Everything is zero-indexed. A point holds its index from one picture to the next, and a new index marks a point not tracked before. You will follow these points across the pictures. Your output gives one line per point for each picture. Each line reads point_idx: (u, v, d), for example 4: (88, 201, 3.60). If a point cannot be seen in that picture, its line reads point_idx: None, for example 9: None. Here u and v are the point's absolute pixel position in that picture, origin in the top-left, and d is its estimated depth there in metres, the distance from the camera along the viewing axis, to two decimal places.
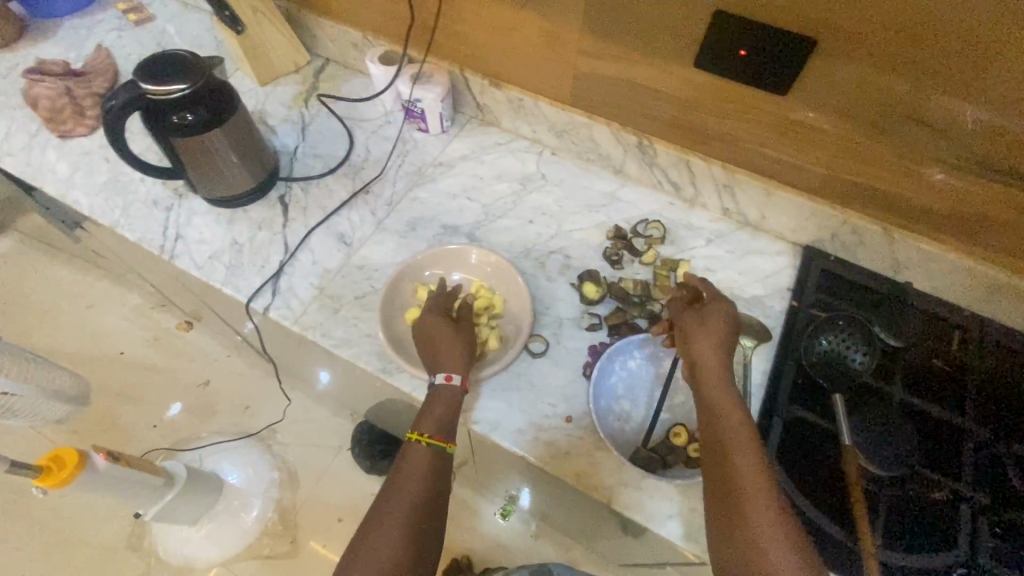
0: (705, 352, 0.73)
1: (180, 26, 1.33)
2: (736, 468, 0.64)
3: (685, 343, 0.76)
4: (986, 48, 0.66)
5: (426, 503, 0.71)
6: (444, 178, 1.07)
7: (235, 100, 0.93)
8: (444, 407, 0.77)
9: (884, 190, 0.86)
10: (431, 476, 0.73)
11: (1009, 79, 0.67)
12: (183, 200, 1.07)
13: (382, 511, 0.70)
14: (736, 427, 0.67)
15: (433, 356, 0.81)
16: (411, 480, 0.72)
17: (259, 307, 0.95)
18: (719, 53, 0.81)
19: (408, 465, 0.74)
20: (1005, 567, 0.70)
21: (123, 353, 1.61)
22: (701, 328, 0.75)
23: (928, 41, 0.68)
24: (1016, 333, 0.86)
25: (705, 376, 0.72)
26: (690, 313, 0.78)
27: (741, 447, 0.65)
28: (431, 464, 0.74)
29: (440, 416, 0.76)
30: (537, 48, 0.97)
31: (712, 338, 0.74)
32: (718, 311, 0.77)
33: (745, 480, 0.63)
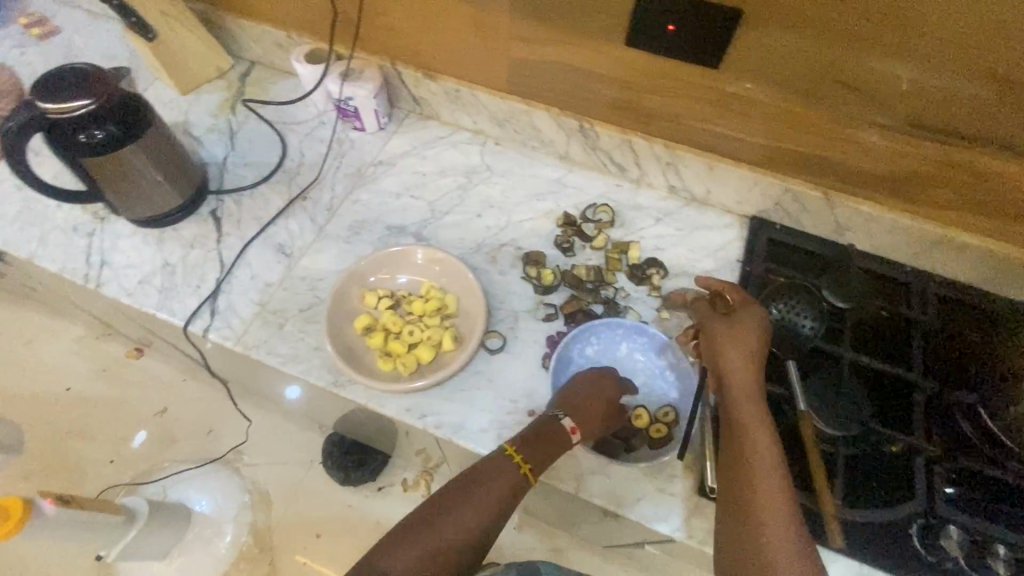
0: (733, 361, 0.72)
1: (89, 37, 1.24)
2: (754, 484, 0.64)
3: (710, 351, 0.75)
4: (916, 10, 0.66)
5: (491, 521, 0.71)
6: (385, 177, 1.04)
7: (150, 114, 0.88)
8: (553, 446, 0.75)
9: (824, 156, 0.87)
10: (503, 497, 0.72)
11: (940, 38, 0.68)
12: (105, 224, 1.01)
13: (447, 512, 0.71)
14: (758, 439, 0.66)
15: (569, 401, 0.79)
16: (488, 496, 0.72)
17: (198, 329, 0.90)
18: (649, 30, 0.80)
19: (495, 475, 0.73)
20: (960, 512, 0.72)
21: (65, 389, 1.52)
22: (731, 336, 0.73)
23: (860, 6, 0.68)
24: (953, 285, 0.89)
25: (731, 384, 0.71)
26: (718, 320, 0.76)
27: (760, 461, 0.65)
28: (512, 486, 0.73)
29: (546, 448, 0.75)
30: (467, 36, 0.94)
31: (742, 346, 0.72)
32: (749, 319, 0.74)
33: (761, 495, 0.63)
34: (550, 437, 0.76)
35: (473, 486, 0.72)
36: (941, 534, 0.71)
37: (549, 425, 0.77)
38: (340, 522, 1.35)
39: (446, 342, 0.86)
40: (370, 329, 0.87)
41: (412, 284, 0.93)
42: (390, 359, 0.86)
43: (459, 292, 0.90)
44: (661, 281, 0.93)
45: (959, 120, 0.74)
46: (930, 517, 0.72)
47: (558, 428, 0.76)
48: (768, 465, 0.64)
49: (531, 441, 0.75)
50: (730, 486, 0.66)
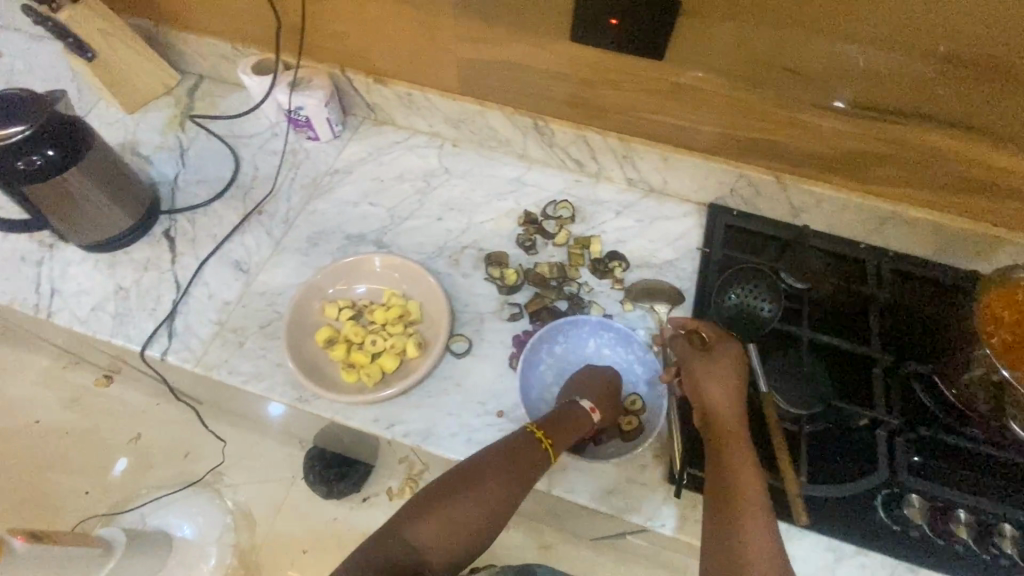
0: (719, 401, 0.73)
1: (28, 59, 1.20)
2: (745, 528, 0.63)
3: (694, 390, 0.75)
4: None
5: (510, 499, 0.71)
6: (342, 185, 1.02)
7: (92, 137, 0.86)
8: (576, 428, 0.76)
9: (775, 141, 0.88)
10: (523, 476, 0.71)
11: (878, 21, 0.69)
12: (54, 250, 0.98)
13: (466, 489, 0.70)
14: (747, 481, 0.67)
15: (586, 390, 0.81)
16: (508, 475, 0.71)
17: (156, 353, 0.89)
18: (592, 25, 0.80)
19: (516, 453, 0.72)
20: (922, 480, 0.73)
21: (31, 423, 1.47)
22: (714, 376, 0.75)
23: None
24: (905, 258, 0.91)
25: (716, 424, 0.72)
26: (699, 359, 0.77)
27: (750, 504, 0.65)
28: (532, 465, 0.71)
29: (568, 428, 0.75)
30: (413, 39, 0.94)
31: (726, 385, 0.74)
32: (729, 356, 0.76)
33: (751, 540, 0.63)
34: (573, 419, 0.76)
35: (492, 465, 0.71)
36: (904, 502, 0.72)
37: (572, 407, 0.77)
38: (325, 536, 1.34)
39: (410, 348, 0.85)
40: (332, 340, 0.87)
41: (373, 292, 0.92)
42: (354, 370, 0.85)
43: (422, 298, 0.90)
44: (623, 274, 0.94)
45: (899, 99, 0.76)
46: (893, 487, 0.73)
47: (581, 411, 0.77)
48: (758, 509, 0.65)
49: (553, 422, 0.76)
50: (718, 531, 0.65)
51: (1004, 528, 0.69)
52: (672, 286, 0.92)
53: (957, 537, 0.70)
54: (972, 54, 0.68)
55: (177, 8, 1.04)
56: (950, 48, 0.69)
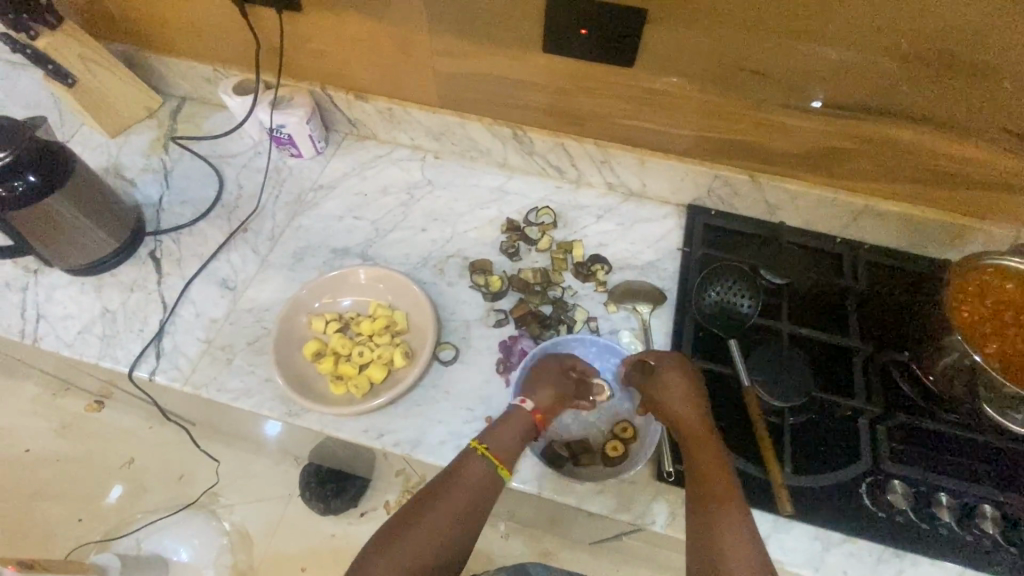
0: (682, 411, 0.74)
1: (8, 88, 1.20)
2: (725, 537, 0.65)
3: (657, 406, 0.77)
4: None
5: (466, 521, 0.72)
6: (326, 201, 1.04)
7: (75, 162, 0.87)
8: (516, 432, 0.77)
9: (749, 141, 0.90)
10: (476, 494, 0.73)
11: (840, 22, 0.71)
12: (39, 275, 0.98)
13: (421, 516, 0.71)
14: (722, 490, 0.68)
15: (529, 381, 0.81)
16: (458, 493, 0.72)
17: (145, 373, 0.89)
18: (563, 37, 0.83)
19: (462, 472, 0.74)
20: (903, 466, 0.75)
21: (21, 451, 1.46)
22: (668, 390, 0.76)
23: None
24: (879, 251, 0.94)
25: (684, 436, 0.73)
26: (650, 380, 0.78)
27: (727, 511, 0.66)
28: (484, 480, 0.74)
29: (504, 433, 0.77)
30: (391, 56, 0.96)
31: (683, 395, 0.75)
32: (677, 367, 0.77)
33: (733, 548, 0.64)
34: (512, 425, 0.77)
35: (445, 487, 0.73)
36: (887, 489, 0.73)
37: (510, 411, 0.79)
38: (324, 552, 1.33)
39: (397, 358, 0.86)
40: (321, 354, 0.88)
41: (359, 304, 0.93)
42: (342, 382, 0.85)
43: (408, 307, 0.91)
44: (606, 276, 0.95)
45: (864, 95, 0.79)
46: (876, 474, 0.75)
47: (520, 414, 0.78)
48: (734, 516, 0.66)
49: (490, 430, 0.77)
50: (703, 544, 0.66)
51: (985, 509, 0.71)
52: (655, 286, 0.93)
53: (939, 520, 0.72)
54: (929, 50, 0.71)
55: (157, 33, 1.06)
56: (910, 46, 0.71)
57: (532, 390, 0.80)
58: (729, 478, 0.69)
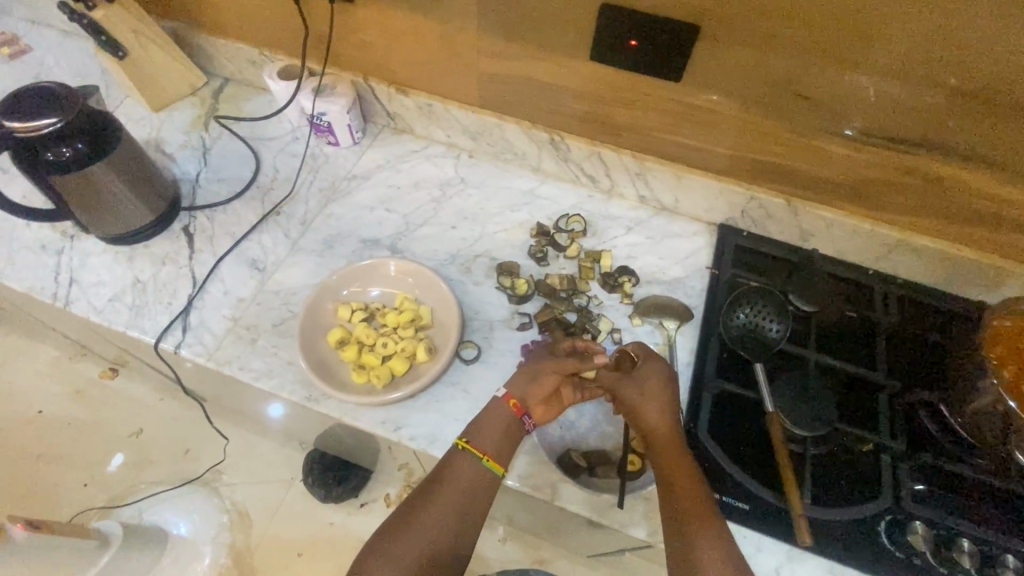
0: (655, 420, 0.75)
1: (60, 56, 1.24)
2: (702, 551, 0.66)
3: (632, 414, 0.77)
4: (869, 27, 0.69)
5: (463, 518, 0.73)
6: (359, 191, 1.04)
7: (121, 132, 0.88)
8: (498, 426, 0.77)
9: (788, 164, 0.89)
10: (468, 491, 0.74)
11: (890, 52, 0.71)
12: (75, 241, 1.00)
13: (417, 516, 0.72)
14: (695, 501, 0.69)
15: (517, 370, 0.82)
16: (451, 490, 0.73)
17: (170, 346, 0.90)
18: (613, 47, 0.83)
19: (452, 470, 0.75)
20: (926, 507, 0.74)
21: (37, 412, 1.48)
22: (643, 397, 0.77)
23: (813, 24, 0.72)
24: (913, 287, 0.92)
25: (657, 446, 0.74)
26: (627, 385, 0.78)
27: (700, 519, 0.67)
28: (477, 478, 0.74)
29: (483, 425, 0.77)
30: (437, 53, 0.96)
31: (659, 402, 0.76)
32: (654, 375, 0.79)
33: (709, 561, 0.65)
34: (491, 416, 0.78)
35: (437, 487, 0.74)
36: (907, 529, 0.73)
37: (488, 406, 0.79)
38: (321, 539, 1.33)
39: (419, 352, 0.86)
40: (344, 341, 0.88)
41: (385, 296, 0.94)
42: (364, 371, 0.86)
43: (434, 303, 0.91)
44: (632, 289, 0.95)
45: (910, 129, 0.78)
46: (897, 513, 0.74)
47: (496, 403, 0.79)
48: (709, 529, 0.67)
49: (473, 426, 0.78)
50: (677, 552, 0.67)
51: (1008, 559, 0.70)
52: (682, 303, 0.92)
53: (960, 566, 0.71)
54: (978, 87, 0.70)
55: (208, 14, 1.07)
56: (960, 81, 0.70)
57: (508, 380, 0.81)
58: (700, 489, 0.70)
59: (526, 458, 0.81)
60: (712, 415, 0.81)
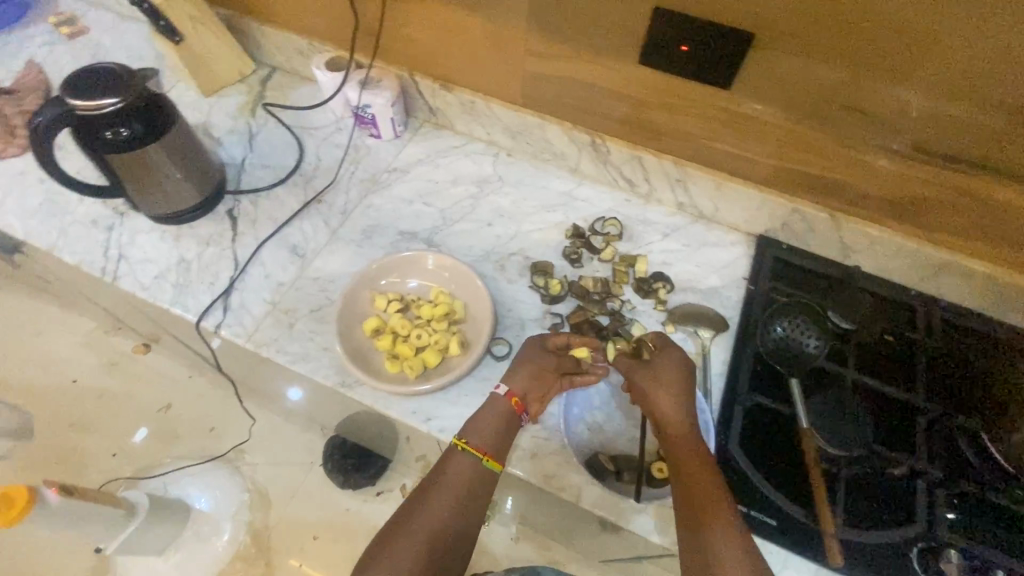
0: (668, 409, 0.75)
1: (117, 38, 1.28)
2: (715, 539, 0.66)
3: (645, 403, 0.77)
4: (922, 39, 0.68)
5: (464, 510, 0.74)
6: (398, 184, 1.06)
7: (175, 114, 0.90)
8: (493, 423, 0.77)
9: (832, 177, 0.88)
10: (465, 490, 0.75)
11: (943, 65, 0.69)
12: (125, 218, 1.03)
13: (418, 512, 0.73)
14: (709, 490, 0.69)
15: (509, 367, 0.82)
16: (450, 484, 0.75)
17: (211, 325, 0.92)
18: (663, 51, 0.82)
19: (449, 467, 0.76)
20: (962, 537, 0.73)
21: (74, 381, 1.53)
22: (657, 384, 0.77)
23: (864, 35, 0.70)
24: (960, 310, 0.90)
25: (671, 435, 0.74)
26: (641, 372, 0.79)
27: (713, 507, 0.67)
28: (476, 473, 0.76)
29: (481, 424, 0.77)
30: (483, 51, 0.97)
31: (673, 392, 0.77)
32: (670, 363, 0.79)
33: (723, 550, 0.65)
34: (491, 414, 0.78)
35: (435, 483, 0.75)
36: (941, 557, 0.71)
37: (485, 403, 0.80)
38: (337, 524, 1.35)
39: (453, 346, 0.87)
40: (379, 330, 0.89)
41: (421, 288, 0.95)
42: (397, 361, 0.87)
43: (468, 299, 0.92)
44: (667, 295, 0.94)
45: (961, 145, 0.75)
46: (930, 540, 0.73)
47: (498, 402, 0.79)
48: (723, 518, 0.67)
49: (470, 425, 0.78)
50: (690, 541, 0.67)
51: None
52: (717, 312, 0.91)
53: None
54: None
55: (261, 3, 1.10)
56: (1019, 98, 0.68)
57: (506, 375, 0.81)
58: (714, 477, 0.70)
59: (553, 458, 0.81)
60: (744, 428, 0.80)
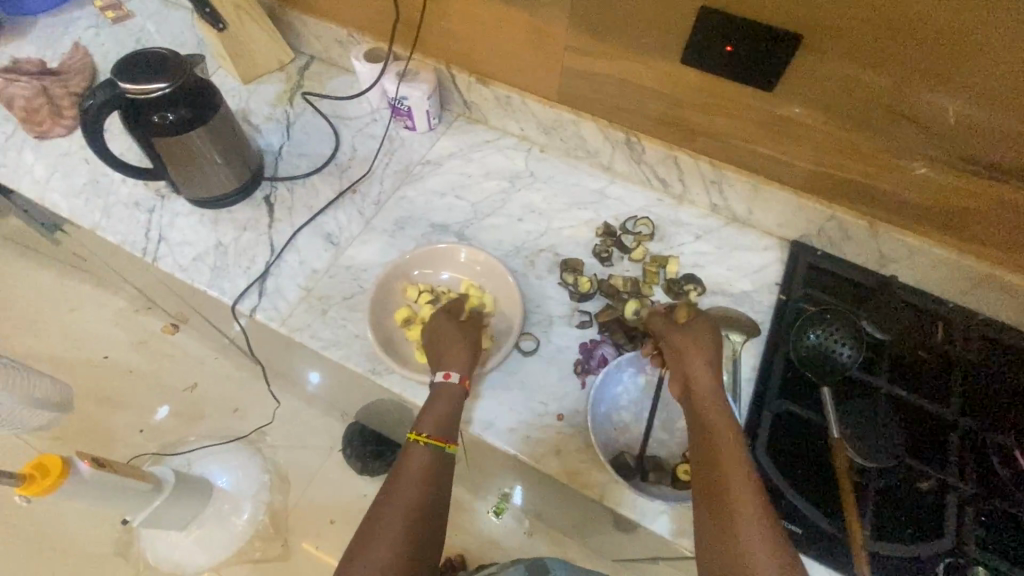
0: (698, 367, 0.73)
1: (161, 23, 1.30)
2: (735, 494, 0.62)
3: (676, 361, 0.75)
4: (972, 43, 0.66)
5: (431, 498, 0.71)
6: (431, 176, 1.07)
7: (219, 100, 0.91)
8: (448, 409, 0.77)
9: (869, 184, 0.86)
10: (431, 478, 0.73)
11: (992, 72, 0.67)
12: (165, 201, 1.06)
13: (384, 509, 0.69)
14: (732, 446, 0.66)
15: (442, 351, 0.82)
16: (413, 476, 0.72)
17: (246, 308, 0.94)
18: (708, 51, 0.82)
19: (408, 461, 0.74)
20: (992, 554, 0.72)
21: (107, 356, 1.57)
22: (690, 344, 0.75)
23: (913, 37, 0.69)
24: (999, 324, 0.88)
25: (698, 393, 0.72)
26: (676, 332, 0.77)
27: (735, 462, 0.65)
28: (436, 460, 0.74)
29: (438, 413, 0.77)
30: (523, 46, 0.97)
31: (704, 353, 0.74)
32: (707, 328, 0.77)
33: (742, 504, 0.62)
34: (445, 401, 0.77)
35: (398, 476, 0.72)
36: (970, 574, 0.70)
37: (434, 394, 0.79)
38: (354, 509, 1.38)
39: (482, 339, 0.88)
40: (409, 321, 0.90)
41: (452, 281, 0.95)
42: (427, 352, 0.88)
43: (498, 293, 0.93)
44: (697, 298, 0.94)
45: (1007, 155, 0.73)
46: (959, 556, 0.71)
47: (447, 388, 0.78)
48: (750, 493, 0.62)
49: (425, 416, 0.76)
50: (708, 492, 0.64)
51: None
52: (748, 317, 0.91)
53: None
54: None
55: None
56: None
57: (443, 361, 0.81)
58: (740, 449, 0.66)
59: (578, 455, 0.81)
60: (771, 433, 0.80)
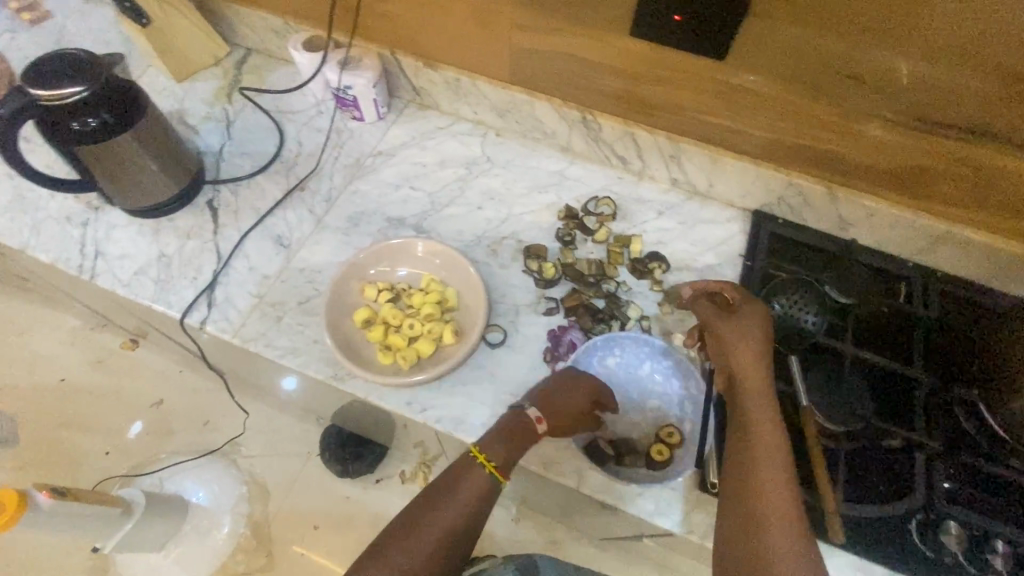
0: (743, 356, 0.72)
1: (81, 22, 1.21)
2: (760, 452, 0.64)
3: (720, 350, 0.74)
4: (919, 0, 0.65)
5: (471, 527, 0.70)
6: (384, 167, 1.02)
7: (147, 101, 0.85)
8: (519, 444, 0.74)
9: (825, 149, 0.85)
10: (477, 508, 0.71)
11: (942, 28, 0.66)
12: (100, 213, 0.99)
13: (422, 522, 0.69)
14: (762, 411, 0.68)
15: (557, 397, 0.78)
16: (465, 496, 0.71)
17: (195, 322, 0.90)
18: (655, 22, 0.79)
19: (464, 478, 0.72)
20: (959, 506, 0.73)
21: (62, 379, 1.50)
22: (736, 333, 0.74)
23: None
24: (956, 281, 0.89)
25: (739, 376, 0.71)
26: (720, 320, 0.76)
27: (767, 424, 0.66)
28: (487, 489, 0.72)
29: (514, 448, 0.74)
30: (467, 27, 0.93)
31: (750, 344, 0.73)
32: (755, 317, 0.75)
33: (763, 462, 0.63)
34: (519, 434, 0.75)
35: (446, 492, 0.71)
36: (941, 529, 0.72)
37: (514, 424, 0.75)
38: (337, 512, 1.34)
39: (446, 334, 0.85)
40: (369, 321, 0.87)
41: (412, 276, 0.92)
42: (391, 352, 0.85)
43: (459, 286, 0.90)
44: (663, 276, 0.93)
45: (958, 110, 0.73)
46: (929, 512, 0.73)
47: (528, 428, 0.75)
48: (776, 467, 0.63)
49: (498, 441, 0.74)
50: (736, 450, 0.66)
51: None
52: None
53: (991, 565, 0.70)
54: None
55: None
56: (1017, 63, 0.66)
57: (547, 407, 0.77)
58: (784, 457, 0.64)
59: (552, 444, 0.80)
60: None
